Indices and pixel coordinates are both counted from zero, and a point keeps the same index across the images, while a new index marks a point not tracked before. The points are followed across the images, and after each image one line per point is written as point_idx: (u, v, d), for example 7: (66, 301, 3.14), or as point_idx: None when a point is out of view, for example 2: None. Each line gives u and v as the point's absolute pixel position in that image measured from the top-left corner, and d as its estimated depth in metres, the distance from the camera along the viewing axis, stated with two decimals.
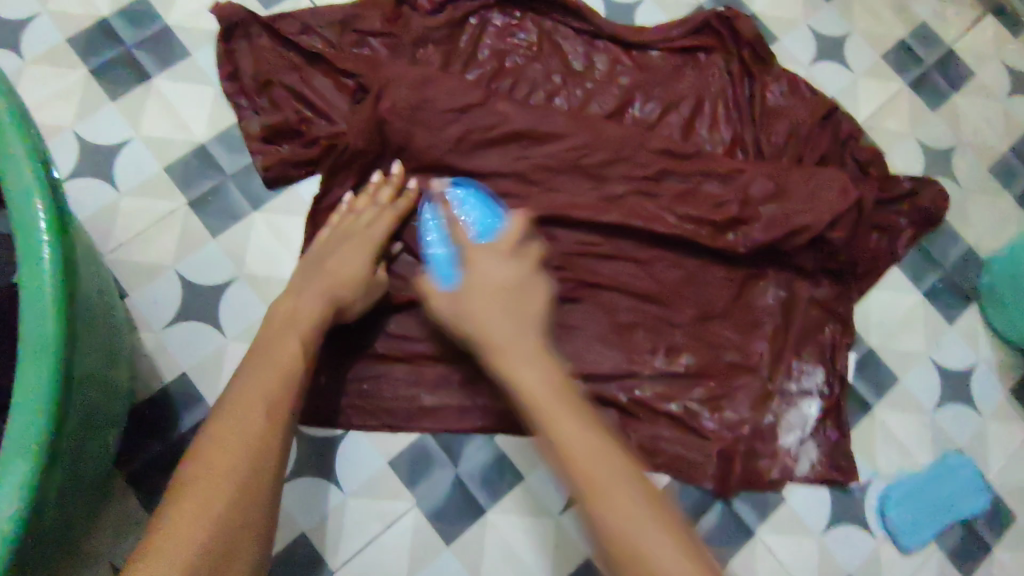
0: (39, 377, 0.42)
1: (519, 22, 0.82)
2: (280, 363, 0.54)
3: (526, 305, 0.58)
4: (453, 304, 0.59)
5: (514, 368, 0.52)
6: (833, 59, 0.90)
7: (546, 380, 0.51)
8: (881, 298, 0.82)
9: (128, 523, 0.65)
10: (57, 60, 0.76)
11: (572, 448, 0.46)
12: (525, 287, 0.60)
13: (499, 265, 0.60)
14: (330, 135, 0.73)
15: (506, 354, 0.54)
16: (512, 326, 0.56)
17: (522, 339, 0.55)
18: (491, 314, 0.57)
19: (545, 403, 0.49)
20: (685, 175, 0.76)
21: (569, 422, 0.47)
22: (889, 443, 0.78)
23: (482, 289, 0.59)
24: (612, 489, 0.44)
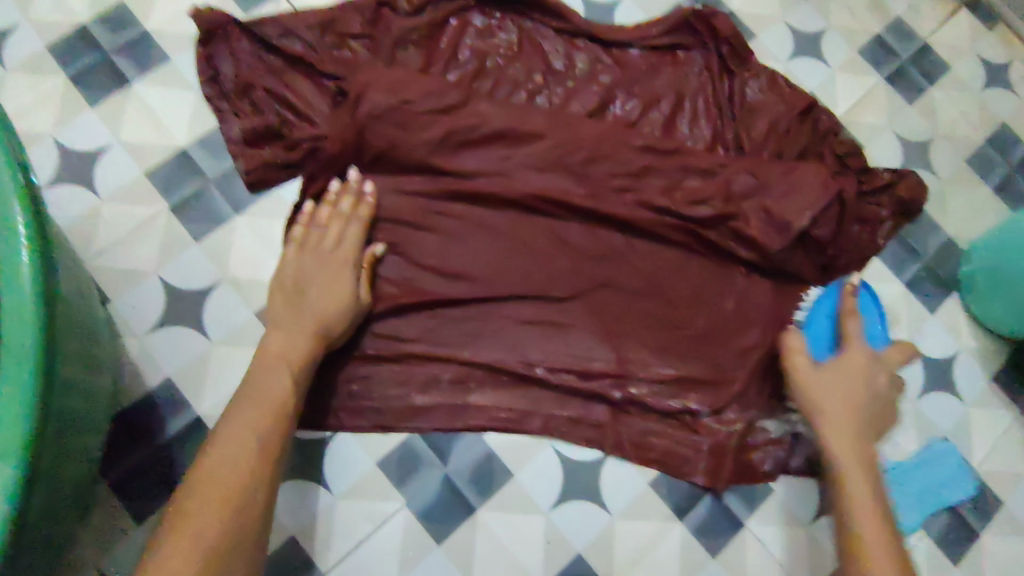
0: (20, 381, 0.42)
1: (499, 22, 0.83)
2: (272, 392, 0.59)
3: (874, 398, 0.67)
4: (818, 406, 0.66)
5: (843, 450, 0.63)
6: (811, 54, 0.91)
7: (863, 466, 0.62)
8: None
9: (114, 531, 0.64)
10: (36, 66, 0.75)
11: (859, 530, 0.58)
12: (878, 382, 0.67)
13: (875, 368, 0.67)
14: (313, 138, 0.73)
15: (836, 439, 0.64)
16: (841, 402, 0.65)
17: (857, 431, 0.64)
18: (839, 419, 0.64)
19: (872, 526, 0.58)
20: (666, 170, 0.77)
21: (872, 516, 0.59)
22: None
23: (824, 384, 0.66)
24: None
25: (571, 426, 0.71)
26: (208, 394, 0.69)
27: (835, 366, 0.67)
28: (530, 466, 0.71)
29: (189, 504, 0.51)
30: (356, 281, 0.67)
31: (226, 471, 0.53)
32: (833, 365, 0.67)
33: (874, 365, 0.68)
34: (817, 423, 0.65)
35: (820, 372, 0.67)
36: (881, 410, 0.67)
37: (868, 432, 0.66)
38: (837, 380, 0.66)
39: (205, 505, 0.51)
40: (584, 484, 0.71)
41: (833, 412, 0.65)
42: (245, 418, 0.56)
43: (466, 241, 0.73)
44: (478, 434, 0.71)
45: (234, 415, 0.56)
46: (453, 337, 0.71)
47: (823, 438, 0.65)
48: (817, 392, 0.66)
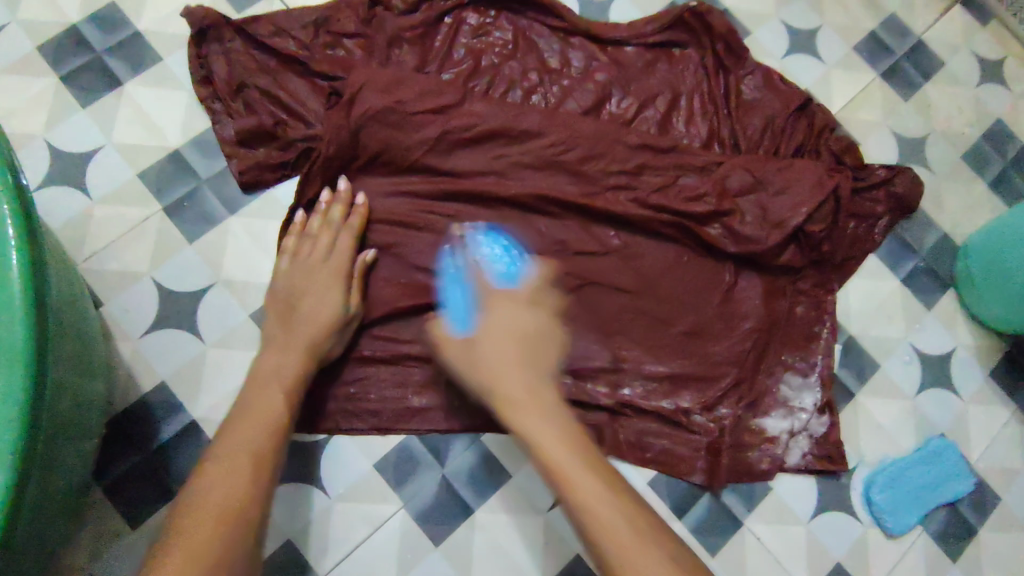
0: (11, 387, 0.42)
1: (493, 20, 0.82)
2: (264, 417, 0.57)
3: (529, 338, 0.58)
4: (485, 373, 0.55)
5: (516, 400, 0.53)
6: (806, 51, 0.91)
7: (547, 413, 0.52)
8: (860, 287, 0.83)
9: (108, 537, 0.64)
10: (26, 67, 0.74)
11: (571, 476, 0.47)
12: (535, 326, 0.59)
13: (513, 310, 0.60)
14: (307, 138, 0.72)
15: (502, 388, 0.54)
16: (513, 361, 0.55)
17: (522, 372, 0.55)
18: (506, 368, 0.55)
19: (555, 448, 0.49)
20: (662, 169, 0.77)
21: (562, 448, 0.49)
22: (873, 428, 0.79)
23: (490, 335, 0.57)
24: (602, 519, 0.45)
25: None
26: (203, 397, 0.68)
27: (485, 317, 0.59)
28: (529, 467, 0.71)
29: (184, 519, 0.48)
30: (346, 293, 0.67)
31: (218, 487, 0.50)
32: (480, 329, 0.58)
33: (515, 303, 0.61)
34: (455, 363, 0.59)
35: (484, 326, 0.58)
36: (543, 354, 0.57)
37: (547, 377, 0.56)
38: (486, 324, 0.58)
39: (198, 518, 0.48)
40: None
41: (473, 349, 0.58)
42: (236, 439, 0.54)
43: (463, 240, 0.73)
44: (476, 435, 0.71)
45: (225, 436, 0.55)
46: None
47: (462, 375, 0.58)
48: (473, 355, 0.57)
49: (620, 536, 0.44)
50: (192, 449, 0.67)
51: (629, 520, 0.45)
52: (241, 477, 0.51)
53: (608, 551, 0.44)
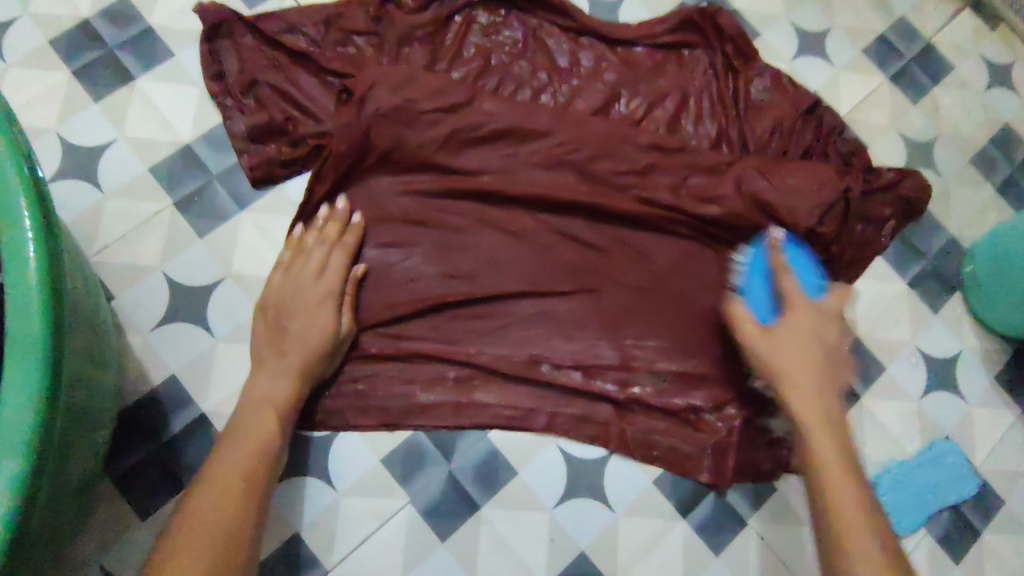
0: (27, 377, 0.42)
1: (503, 19, 0.82)
2: (259, 435, 0.58)
3: (830, 344, 0.64)
4: (779, 369, 0.62)
5: (802, 400, 0.60)
6: (815, 53, 0.91)
7: (824, 416, 0.59)
8: (867, 290, 0.83)
9: (117, 528, 0.64)
10: (39, 62, 0.75)
11: (832, 486, 0.55)
12: (835, 329, 0.65)
13: (822, 312, 0.65)
14: (318, 135, 0.73)
15: (794, 392, 0.61)
16: (800, 358, 0.62)
17: (812, 372, 0.61)
18: (801, 369, 0.61)
19: (823, 442, 0.57)
20: (670, 169, 0.78)
21: (829, 458, 0.56)
22: (878, 430, 0.79)
23: (783, 332, 0.63)
24: (852, 534, 0.52)
25: (575, 424, 0.71)
26: (212, 391, 0.68)
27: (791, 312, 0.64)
28: (534, 464, 0.71)
29: (174, 536, 0.49)
30: (337, 313, 0.66)
31: (205, 514, 0.50)
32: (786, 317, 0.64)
33: (820, 317, 0.64)
34: (753, 343, 0.64)
35: (790, 320, 0.63)
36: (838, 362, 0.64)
37: (834, 379, 0.62)
38: (792, 321, 0.63)
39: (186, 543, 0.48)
40: (588, 481, 0.71)
41: (774, 338, 0.63)
42: (228, 457, 0.55)
43: (470, 238, 0.73)
44: (482, 432, 0.71)
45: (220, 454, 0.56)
46: (459, 335, 0.71)
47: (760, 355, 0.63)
48: (772, 346, 0.63)
49: (867, 559, 0.50)
50: (202, 441, 0.67)
51: (875, 545, 0.51)
52: (232, 501, 0.52)
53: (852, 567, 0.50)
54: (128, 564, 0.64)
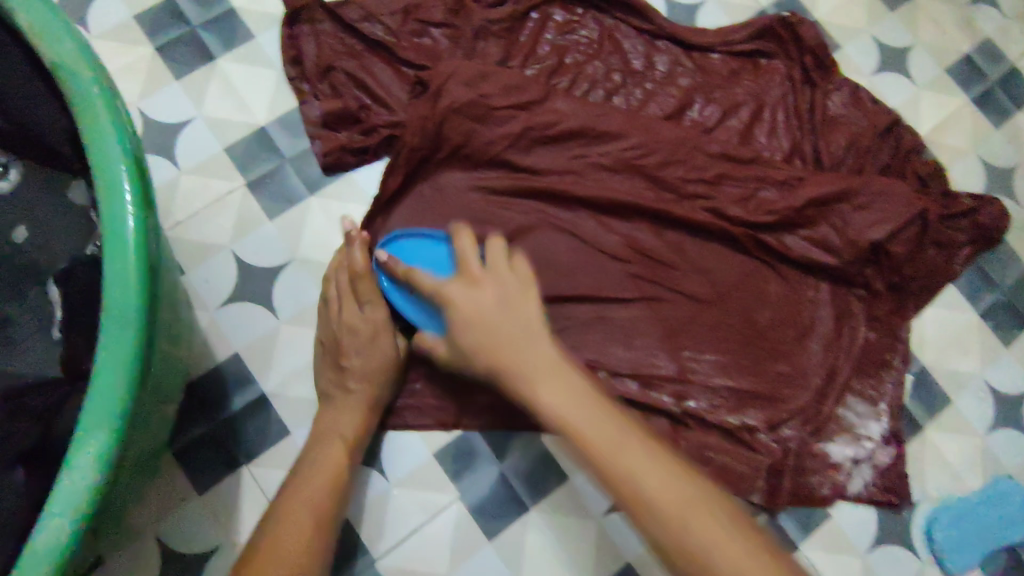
0: (122, 349, 0.43)
1: (580, 18, 0.81)
2: (329, 471, 0.60)
3: (520, 308, 0.62)
4: (508, 362, 0.59)
5: (546, 391, 0.57)
6: (896, 70, 0.88)
7: (581, 404, 0.56)
8: (935, 318, 0.80)
9: (175, 499, 0.66)
10: (123, 36, 0.76)
11: (630, 473, 0.53)
12: (516, 288, 0.63)
13: (469, 283, 0.64)
14: (390, 125, 0.73)
15: (537, 385, 0.58)
16: (529, 346, 0.60)
17: (541, 353, 0.60)
18: (522, 357, 0.59)
19: (598, 433, 0.55)
20: (743, 180, 0.76)
21: (605, 446, 0.54)
22: (939, 464, 0.77)
23: (483, 323, 0.61)
24: (669, 510, 0.51)
25: None
26: (273, 372, 0.69)
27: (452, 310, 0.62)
28: (585, 471, 0.71)
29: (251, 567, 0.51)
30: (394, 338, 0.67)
31: (280, 548, 0.53)
32: (458, 319, 0.62)
33: (501, 296, 0.63)
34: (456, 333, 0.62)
35: (457, 317, 0.62)
36: (534, 316, 0.62)
37: (550, 344, 0.60)
38: (473, 305, 0.62)
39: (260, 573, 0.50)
40: None
41: (475, 316, 0.61)
42: (299, 492, 0.58)
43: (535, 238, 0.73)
44: (535, 434, 0.71)
45: (295, 491, 0.58)
46: None
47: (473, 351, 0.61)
48: (474, 344, 0.61)
49: (718, 531, 0.50)
50: (261, 421, 0.68)
51: (700, 512, 0.51)
52: (304, 536, 0.55)
53: (689, 543, 0.50)
54: (183, 535, 0.65)
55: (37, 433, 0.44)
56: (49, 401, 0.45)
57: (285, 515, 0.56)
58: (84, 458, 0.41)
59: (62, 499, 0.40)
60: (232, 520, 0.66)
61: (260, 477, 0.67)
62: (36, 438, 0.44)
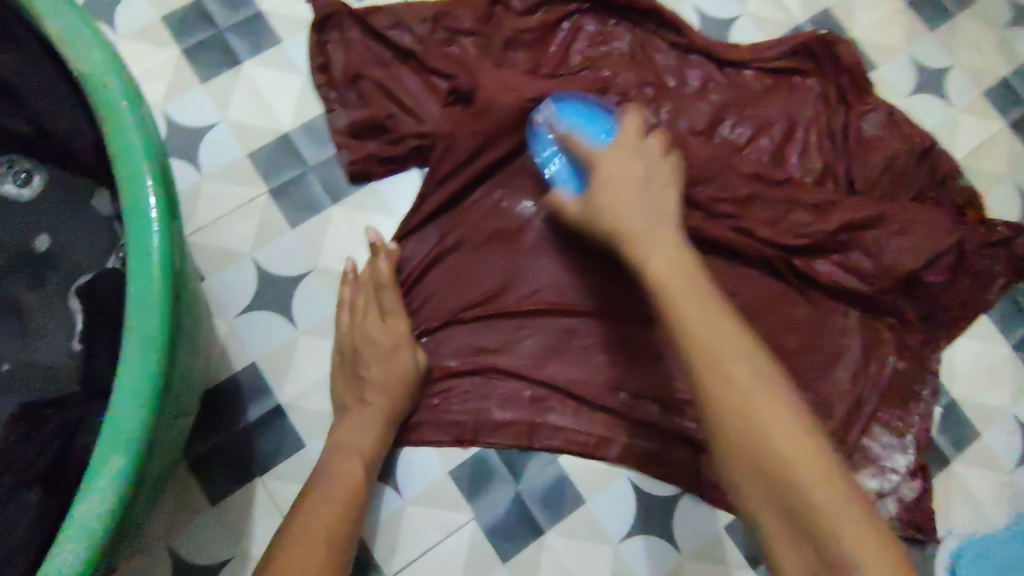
0: (141, 374, 0.42)
1: (612, 29, 0.80)
2: (344, 488, 0.59)
3: (656, 190, 0.61)
4: (624, 226, 0.59)
5: (657, 260, 0.55)
6: (933, 91, 0.86)
7: (687, 279, 0.53)
8: (966, 348, 0.78)
9: (188, 509, 0.65)
10: (150, 36, 0.75)
11: (720, 351, 0.49)
12: (657, 174, 0.63)
13: (623, 158, 0.63)
14: (417, 135, 0.72)
15: (646, 248, 0.57)
16: (648, 217, 0.59)
17: (658, 226, 0.58)
18: (647, 225, 0.58)
19: (740, 365, 0.48)
20: (773, 202, 0.74)
21: (701, 315, 0.50)
22: (965, 500, 0.75)
23: (617, 188, 0.61)
24: (754, 396, 0.47)
25: (650, 461, 0.68)
26: (290, 382, 0.69)
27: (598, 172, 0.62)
28: (603, 494, 0.69)
29: None
30: (414, 349, 0.65)
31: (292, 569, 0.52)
32: (598, 182, 0.62)
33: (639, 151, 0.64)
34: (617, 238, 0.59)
35: (601, 179, 0.62)
36: (669, 206, 0.61)
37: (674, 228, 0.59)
38: (641, 196, 0.60)
39: None
40: (657, 519, 0.69)
41: (639, 231, 0.58)
42: (312, 510, 0.57)
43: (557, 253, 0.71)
44: (553, 455, 0.70)
45: (312, 505, 0.57)
46: (537, 352, 0.69)
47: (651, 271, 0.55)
48: (605, 208, 0.60)
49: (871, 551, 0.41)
50: (276, 432, 0.67)
51: (789, 412, 0.46)
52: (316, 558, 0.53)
53: (765, 435, 0.45)
54: (195, 546, 0.64)
55: (55, 452, 0.44)
56: (69, 417, 0.45)
57: (301, 529, 0.55)
58: (101, 483, 0.40)
59: (78, 524, 0.40)
60: (244, 532, 0.65)
61: (274, 489, 0.66)
62: (54, 457, 0.44)
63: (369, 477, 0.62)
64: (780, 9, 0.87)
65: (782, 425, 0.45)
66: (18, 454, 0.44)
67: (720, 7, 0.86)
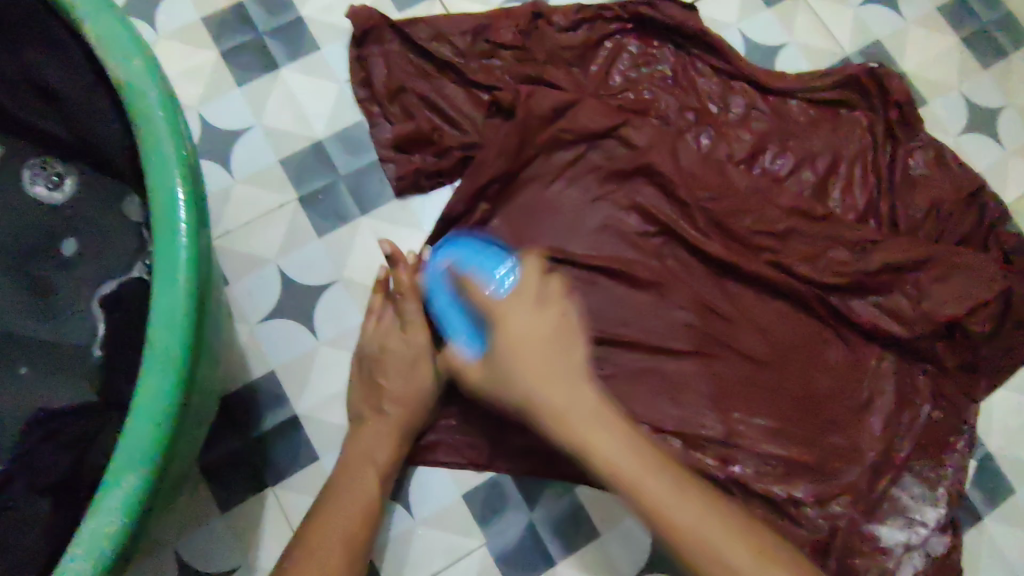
0: (157, 400, 0.41)
1: (656, 51, 0.78)
2: (358, 500, 0.57)
3: (568, 344, 0.52)
4: (544, 409, 0.49)
5: (600, 446, 0.47)
6: (984, 131, 0.83)
7: (635, 453, 0.47)
8: (1005, 402, 0.75)
9: (197, 516, 0.64)
10: (190, 37, 0.75)
11: (691, 527, 0.45)
12: (562, 327, 0.52)
13: (531, 317, 0.52)
14: (464, 146, 0.71)
15: (581, 430, 0.48)
16: (567, 391, 0.49)
17: (584, 394, 0.49)
18: (567, 394, 0.49)
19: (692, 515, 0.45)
20: (813, 237, 0.73)
21: (664, 493, 0.46)
22: (996, 559, 0.72)
23: (524, 365, 0.50)
24: (728, 554, 0.44)
25: None
26: (307, 394, 0.68)
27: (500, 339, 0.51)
28: (619, 529, 0.68)
29: None
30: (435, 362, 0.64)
31: None
32: (500, 347, 0.51)
33: (530, 297, 0.53)
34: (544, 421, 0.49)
35: (503, 350, 0.51)
36: (585, 360, 0.52)
37: (593, 387, 0.51)
38: (536, 340, 0.51)
39: None
40: (673, 557, 0.67)
41: (552, 385, 0.49)
42: (326, 525, 0.55)
43: (584, 280, 0.70)
44: (571, 486, 0.68)
45: (321, 524, 0.55)
46: None
47: (563, 431, 0.48)
48: (523, 388, 0.50)
49: None
50: (290, 443, 0.67)
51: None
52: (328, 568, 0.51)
53: None
54: (204, 553, 0.64)
55: (68, 463, 0.44)
56: (87, 426, 0.45)
57: (312, 546, 0.53)
58: (113, 500, 0.39)
59: (86, 542, 0.39)
60: (253, 543, 0.65)
61: (286, 501, 0.66)
62: (68, 466, 0.44)
63: (382, 491, 0.60)
64: (828, 39, 0.84)
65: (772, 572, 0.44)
66: (35, 460, 0.45)
67: (768, 34, 0.84)
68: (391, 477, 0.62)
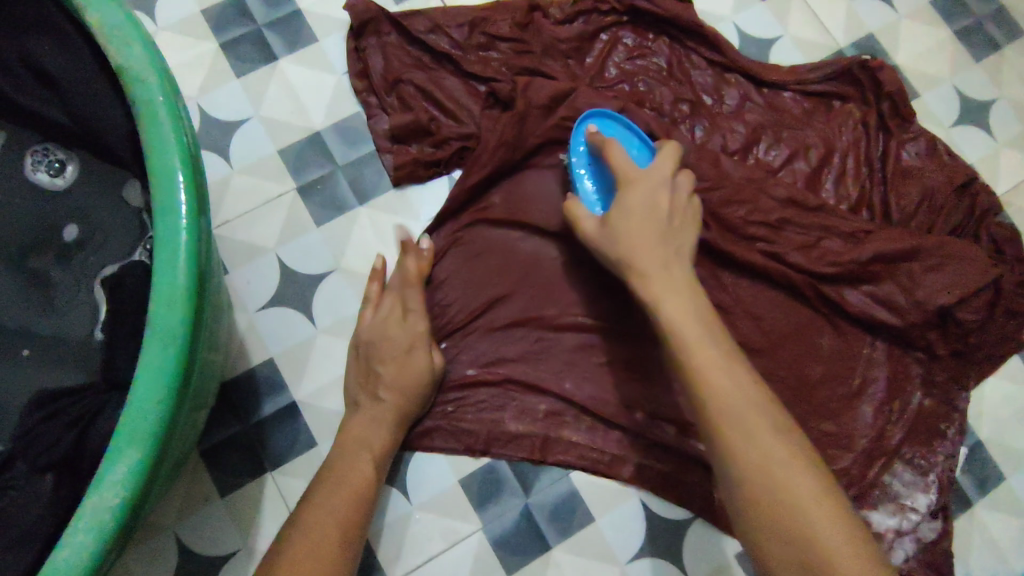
0: (157, 379, 0.41)
1: (651, 44, 0.79)
2: (355, 481, 0.58)
3: (678, 231, 0.54)
4: (641, 266, 0.52)
5: (674, 306, 0.50)
6: (976, 124, 0.84)
7: (702, 321, 0.49)
8: (996, 390, 0.76)
9: (197, 500, 0.65)
10: (190, 29, 0.76)
11: (722, 386, 0.46)
12: (681, 213, 0.55)
13: (654, 191, 0.55)
14: (460, 138, 0.72)
15: (659, 288, 0.51)
16: (665, 258, 0.52)
17: (679, 277, 0.51)
18: (661, 265, 0.52)
19: (733, 380, 0.46)
20: (806, 227, 0.73)
21: (709, 352, 0.47)
22: (986, 545, 0.73)
23: (632, 226, 0.53)
24: (751, 419, 0.45)
25: (661, 483, 0.67)
26: (306, 381, 0.69)
27: (622, 204, 0.55)
28: (613, 514, 0.69)
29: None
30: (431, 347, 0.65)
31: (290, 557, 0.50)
32: (618, 209, 0.55)
33: (658, 176, 0.56)
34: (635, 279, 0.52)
35: (618, 210, 0.55)
36: (690, 250, 0.54)
37: (688, 270, 0.53)
38: (650, 211, 0.54)
39: None
40: (667, 541, 0.68)
41: (650, 250, 0.52)
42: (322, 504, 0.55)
43: None
44: (566, 471, 0.69)
45: (318, 503, 0.56)
46: (553, 367, 0.68)
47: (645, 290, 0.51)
48: (623, 244, 0.53)
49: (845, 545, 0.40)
50: (288, 430, 0.68)
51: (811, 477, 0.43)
52: (323, 547, 0.51)
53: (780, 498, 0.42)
54: (203, 538, 0.65)
55: (66, 443, 0.45)
56: (85, 408, 0.46)
57: (311, 524, 0.54)
58: (114, 476, 0.40)
59: (88, 516, 0.40)
60: (251, 527, 0.66)
61: (284, 486, 0.66)
62: (67, 446, 0.45)
63: (378, 474, 0.60)
64: (822, 32, 0.85)
65: (782, 456, 0.44)
66: (34, 441, 0.46)
67: (762, 27, 0.85)
68: (388, 461, 0.62)
